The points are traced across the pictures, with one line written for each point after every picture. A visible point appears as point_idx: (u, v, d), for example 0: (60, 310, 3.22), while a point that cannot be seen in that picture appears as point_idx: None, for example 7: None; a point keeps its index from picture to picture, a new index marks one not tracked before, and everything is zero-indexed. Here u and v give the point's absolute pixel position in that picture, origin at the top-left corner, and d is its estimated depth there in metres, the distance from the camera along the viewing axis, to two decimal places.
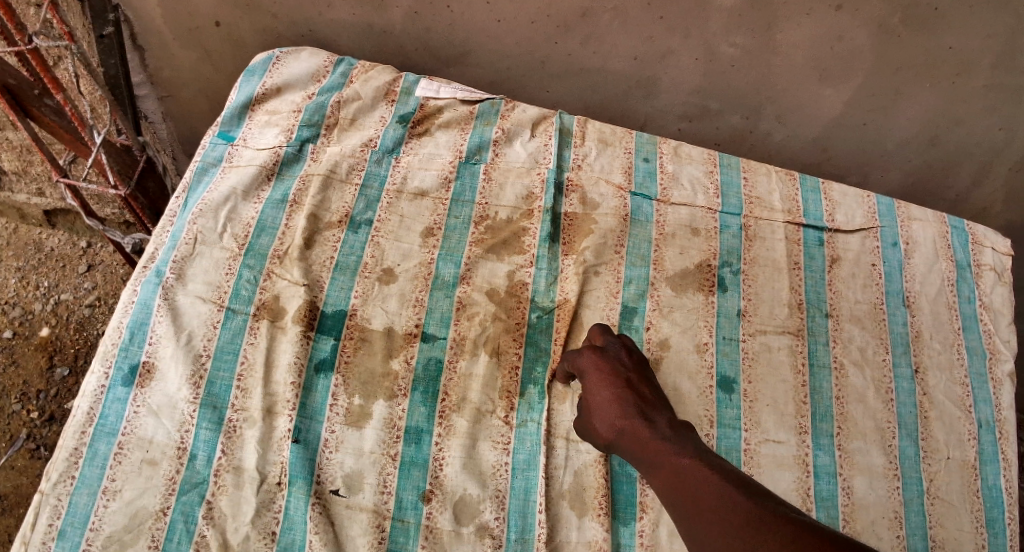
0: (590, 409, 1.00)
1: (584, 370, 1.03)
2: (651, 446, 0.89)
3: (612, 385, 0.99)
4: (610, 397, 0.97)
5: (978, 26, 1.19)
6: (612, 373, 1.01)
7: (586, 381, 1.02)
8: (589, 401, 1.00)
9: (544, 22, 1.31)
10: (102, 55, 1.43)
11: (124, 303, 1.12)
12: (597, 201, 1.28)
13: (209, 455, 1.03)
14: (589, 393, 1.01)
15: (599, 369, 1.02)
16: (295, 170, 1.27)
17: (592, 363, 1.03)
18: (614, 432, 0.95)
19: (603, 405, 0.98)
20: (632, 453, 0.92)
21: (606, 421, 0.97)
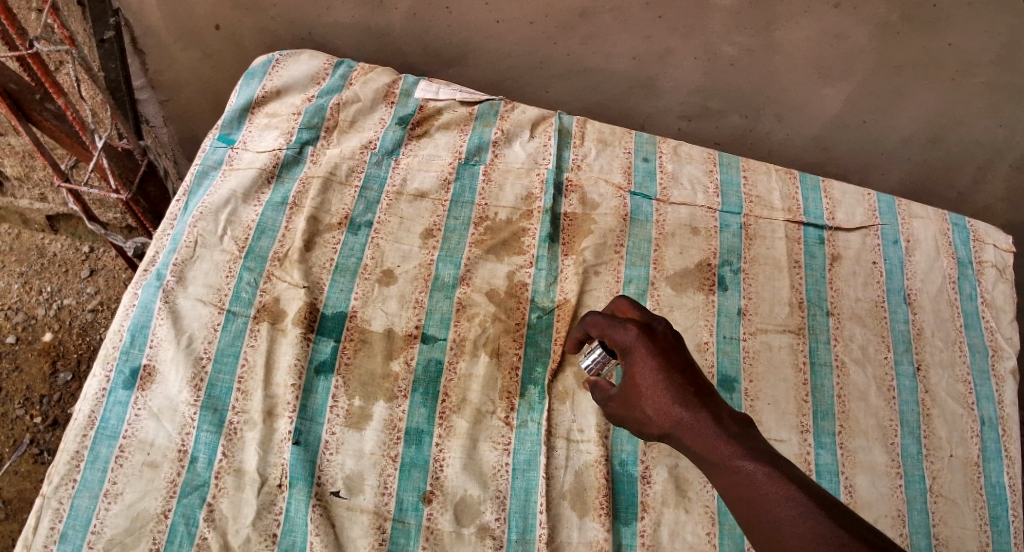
0: (633, 394, 0.80)
1: (626, 348, 0.82)
2: (710, 444, 0.72)
3: (661, 367, 0.79)
4: (660, 381, 0.78)
5: (978, 23, 1.18)
6: (663, 352, 0.80)
7: (627, 362, 0.82)
8: (632, 386, 0.80)
9: (542, 22, 1.31)
10: (103, 59, 1.44)
11: (125, 306, 1.12)
12: (597, 201, 1.29)
13: (210, 458, 1.03)
14: (633, 376, 0.80)
15: (648, 345, 0.81)
16: (295, 172, 1.27)
17: (638, 340, 0.82)
18: (665, 425, 0.76)
19: (649, 391, 0.78)
20: (687, 450, 0.75)
21: (654, 410, 0.77)
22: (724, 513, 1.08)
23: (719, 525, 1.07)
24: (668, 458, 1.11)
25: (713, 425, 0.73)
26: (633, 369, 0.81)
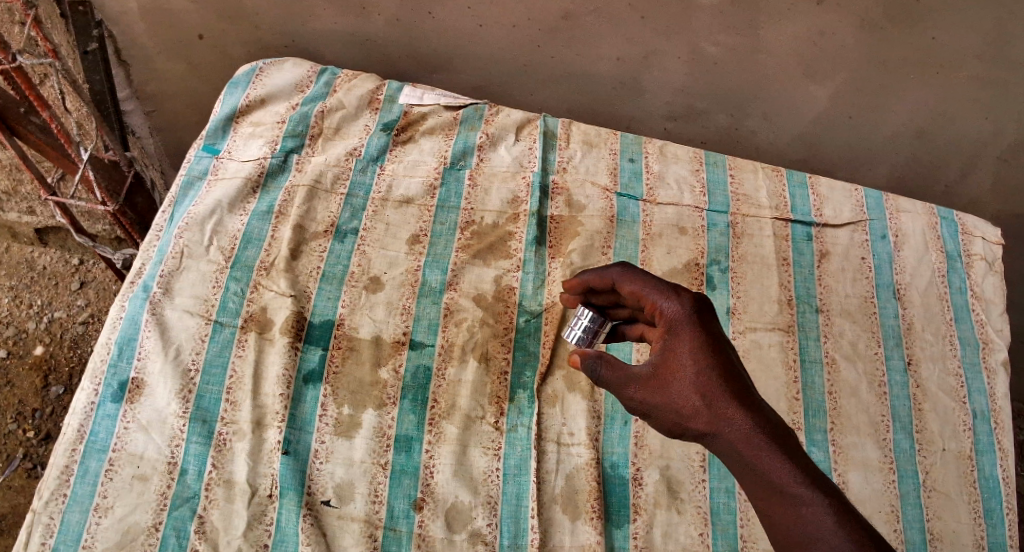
0: (674, 377, 0.69)
1: (673, 321, 0.73)
2: (765, 461, 0.64)
3: (712, 354, 0.69)
4: (715, 370, 0.68)
5: (962, 16, 1.18)
6: (716, 339, 0.71)
7: (673, 339, 0.72)
8: (675, 367, 0.69)
9: (526, 25, 1.31)
10: (87, 72, 1.43)
11: (112, 318, 1.12)
12: (583, 203, 1.28)
13: (200, 469, 1.02)
14: (679, 357, 0.70)
15: (700, 325, 0.71)
16: (280, 181, 1.27)
17: (691, 316, 0.72)
18: (711, 423, 0.66)
19: (701, 379, 0.68)
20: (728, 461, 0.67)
21: (701, 401, 0.67)
22: (717, 513, 1.08)
23: (712, 524, 1.07)
24: (660, 459, 1.10)
25: (766, 439, 0.65)
26: (677, 346, 0.71)
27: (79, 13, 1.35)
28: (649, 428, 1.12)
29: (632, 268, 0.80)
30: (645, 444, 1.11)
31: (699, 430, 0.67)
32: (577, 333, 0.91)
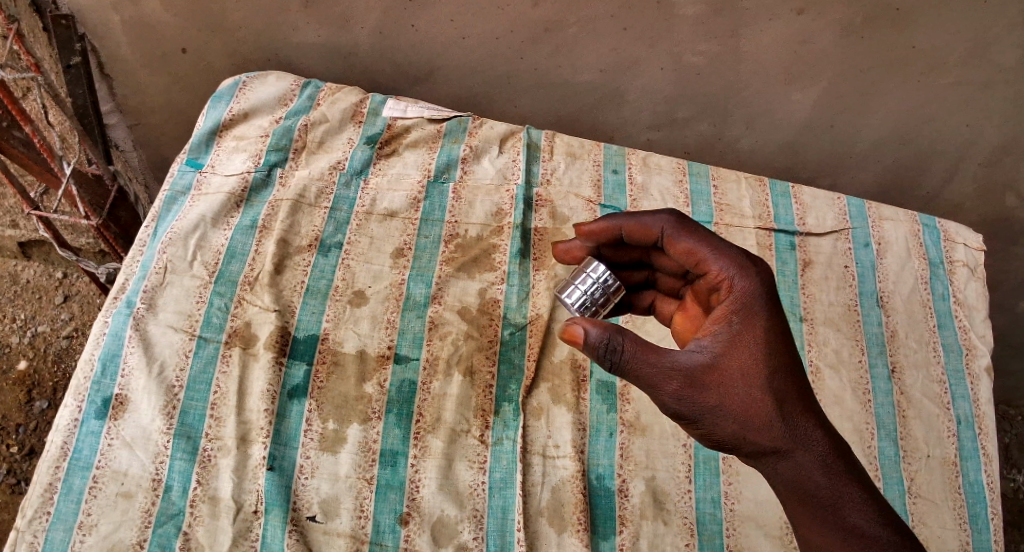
0: (741, 379, 0.76)
1: (740, 305, 0.79)
2: (823, 485, 0.75)
3: (779, 360, 0.77)
4: (785, 384, 0.77)
5: (942, 25, 1.19)
6: (779, 336, 0.78)
7: (742, 329, 0.78)
8: (743, 366, 0.76)
9: (509, 37, 1.31)
10: (69, 85, 1.42)
11: (95, 334, 1.11)
12: (567, 215, 1.29)
13: (184, 486, 1.01)
14: (748, 358, 0.76)
15: (767, 320, 0.78)
16: (264, 195, 1.27)
17: (761, 303, 0.79)
18: (775, 440, 0.76)
19: (772, 392, 0.76)
20: (782, 475, 0.77)
21: (769, 416, 0.75)
22: (703, 524, 1.08)
23: (699, 535, 1.07)
24: (645, 470, 1.10)
25: (827, 458, 0.76)
26: (745, 339, 0.77)
27: (62, 26, 1.34)
28: (635, 439, 1.12)
29: (690, 220, 0.89)
30: (630, 456, 1.11)
31: (757, 441, 0.76)
32: (577, 294, 0.99)
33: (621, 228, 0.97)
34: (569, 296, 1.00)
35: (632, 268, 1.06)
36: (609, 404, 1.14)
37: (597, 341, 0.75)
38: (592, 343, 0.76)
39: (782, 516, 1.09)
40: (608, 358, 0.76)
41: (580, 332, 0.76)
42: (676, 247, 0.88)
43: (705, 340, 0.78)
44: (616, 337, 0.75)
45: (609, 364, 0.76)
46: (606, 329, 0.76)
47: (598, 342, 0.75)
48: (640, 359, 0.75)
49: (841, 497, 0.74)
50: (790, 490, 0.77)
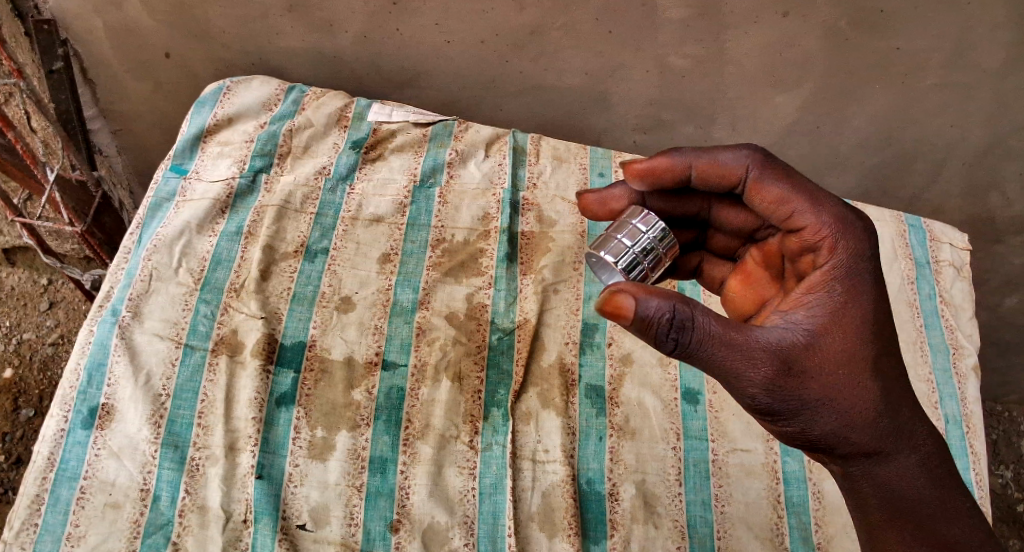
0: (838, 365, 0.74)
1: (844, 275, 0.78)
2: (918, 486, 0.79)
3: (879, 345, 0.76)
4: (887, 378, 0.77)
5: (926, 27, 1.19)
6: (880, 320, 0.77)
7: (843, 306, 0.76)
8: (839, 351, 0.74)
9: (494, 41, 1.31)
10: (52, 91, 1.39)
11: (80, 344, 1.10)
12: (554, 219, 1.30)
13: (173, 496, 1.01)
14: (848, 341, 0.75)
15: (862, 297, 0.77)
16: (249, 202, 1.26)
17: (862, 277, 0.78)
18: (873, 440, 0.77)
19: (872, 385, 0.75)
20: (877, 477, 0.79)
21: (871, 412, 0.76)
22: (694, 526, 1.07)
23: (690, 538, 1.07)
24: (636, 474, 1.10)
25: (920, 465, 0.80)
26: (840, 316, 0.75)
27: (44, 31, 1.31)
28: (624, 443, 1.12)
29: (779, 161, 0.85)
30: (620, 459, 1.11)
31: (853, 438, 0.76)
32: (625, 246, 0.86)
33: (691, 168, 0.89)
34: (612, 247, 0.86)
35: (682, 219, 1.00)
36: (599, 407, 1.14)
37: (657, 316, 0.69)
38: (658, 320, 0.69)
39: (772, 518, 1.09)
40: (670, 339, 0.69)
41: (627, 303, 0.69)
42: (765, 192, 0.85)
43: (798, 317, 0.76)
44: (683, 312, 0.69)
45: (672, 345, 0.70)
46: (673, 301, 0.69)
47: (664, 318, 0.69)
48: (715, 339, 0.70)
49: (933, 501, 0.79)
50: (880, 493, 0.79)
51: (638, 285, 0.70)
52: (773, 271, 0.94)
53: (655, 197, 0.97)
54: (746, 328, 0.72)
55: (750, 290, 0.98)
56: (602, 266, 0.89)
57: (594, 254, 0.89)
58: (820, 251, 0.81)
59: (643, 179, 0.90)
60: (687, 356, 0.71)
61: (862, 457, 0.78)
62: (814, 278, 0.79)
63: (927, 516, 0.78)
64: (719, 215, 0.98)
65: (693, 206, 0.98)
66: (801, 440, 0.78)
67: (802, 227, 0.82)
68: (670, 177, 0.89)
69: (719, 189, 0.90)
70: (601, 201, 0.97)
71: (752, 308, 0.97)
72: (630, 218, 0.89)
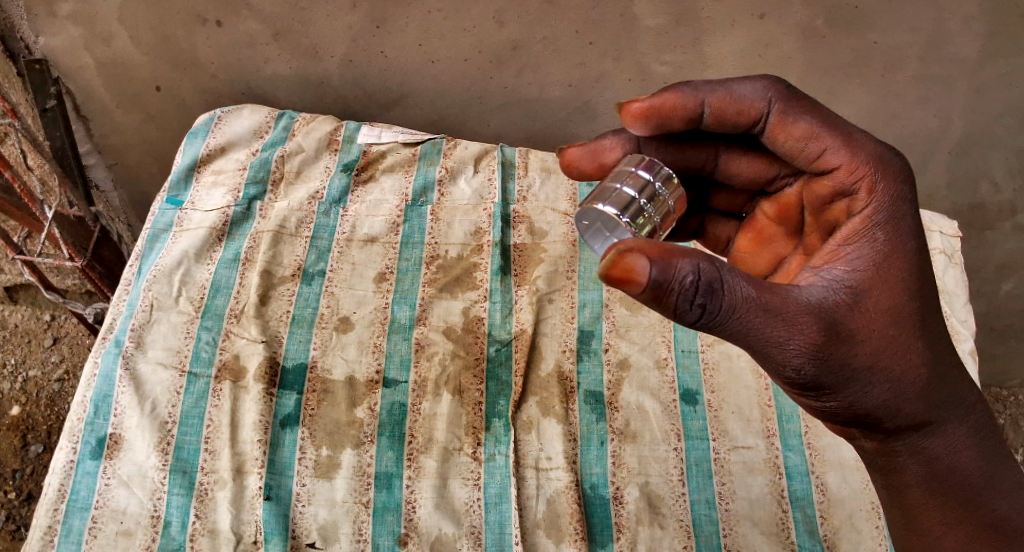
0: (877, 325, 0.72)
1: (884, 219, 0.76)
2: (963, 457, 0.81)
3: (919, 302, 0.75)
4: (929, 339, 0.76)
5: (902, 19, 1.17)
6: (920, 277, 0.75)
7: (884, 257, 0.74)
8: (878, 307, 0.72)
9: (476, 58, 1.34)
10: (46, 129, 1.44)
11: (86, 377, 1.12)
12: (545, 229, 1.33)
13: (184, 520, 1.02)
14: (888, 296, 0.73)
15: (904, 251, 0.75)
16: (245, 228, 1.28)
17: (904, 222, 0.76)
18: (916, 409, 0.77)
19: (913, 347, 0.74)
20: (923, 452, 0.80)
21: (915, 379, 0.75)
22: (699, 525, 1.09)
23: (695, 537, 1.08)
24: (638, 476, 1.11)
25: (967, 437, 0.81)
26: (883, 275, 0.73)
27: (36, 70, 1.36)
28: (626, 446, 1.14)
29: (801, 91, 0.80)
30: (623, 462, 1.12)
31: (899, 408, 0.76)
32: (629, 194, 0.75)
33: (704, 104, 0.81)
34: (614, 198, 0.74)
35: (685, 170, 0.94)
36: (598, 413, 1.16)
37: (682, 279, 0.63)
38: (681, 285, 0.63)
39: (776, 513, 1.10)
40: (696, 306, 0.65)
41: (640, 266, 0.63)
42: (791, 128, 0.80)
43: (837, 273, 0.74)
44: (708, 274, 0.64)
45: (697, 312, 0.65)
46: (698, 262, 0.64)
47: (689, 281, 0.63)
48: (745, 302, 0.66)
49: (976, 468, 0.81)
50: (924, 468, 0.81)
51: (654, 245, 0.64)
52: (789, 227, 0.93)
53: (654, 145, 0.90)
54: (784, 290, 0.69)
55: (762, 251, 0.97)
56: (593, 234, 0.75)
57: (586, 217, 0.75)
58: (857, 194, 0.78)
59: (647, 120, 0.82)
60: (714, 323, 0.67)
61: (905, 429, 0.79)
62: (854, 225, 0.77)
63: (971, 489, 0.81)
64: (724, 167, 0.93)
65: (697, 155, 0.91)
66: (836, 410, 0.77)
67: (835, 167, 0.79)
68: (679, 116, 0.81)
69: (735, 127, 0.83)
70: (591, 153, 0.89)
71: (767, 267, 0.96)
72: (632, 165, 0.79)
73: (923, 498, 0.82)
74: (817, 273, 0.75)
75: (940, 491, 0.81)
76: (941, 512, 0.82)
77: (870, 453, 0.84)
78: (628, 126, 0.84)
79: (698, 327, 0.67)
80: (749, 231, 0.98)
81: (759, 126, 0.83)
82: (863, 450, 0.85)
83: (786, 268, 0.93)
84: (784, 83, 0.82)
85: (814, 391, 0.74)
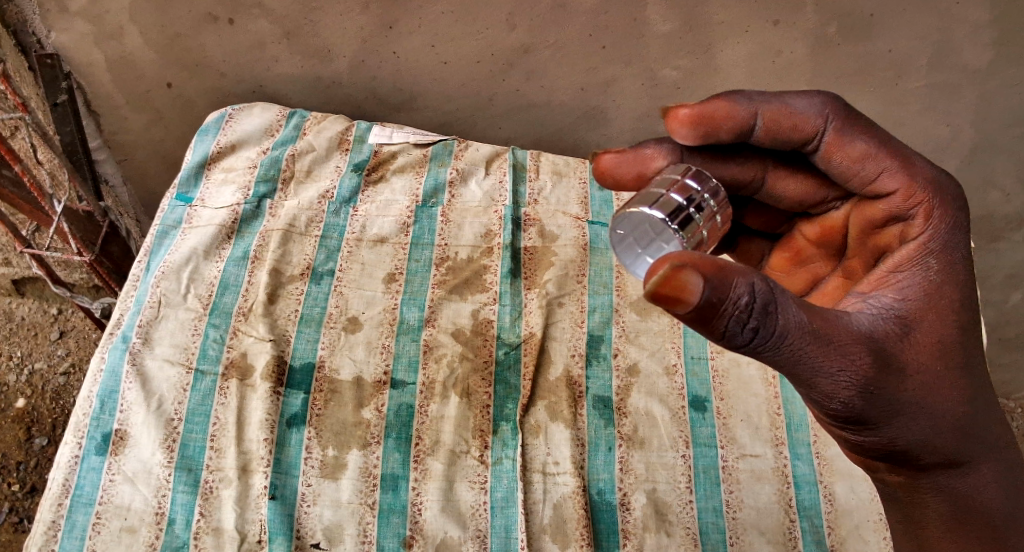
0: (925, 357, 0.73)
1: (938, 246, 0.76)
2: (987, 496, 0.79)
3: (969, 334, 0.75)
4: (973, 374, 0.76)
5: (916, 27, 1.16)
6: (968, 310, 0.76)
7: (936, 287, 0.75)
8: (927, 340, 0.73)
9: (487, 61, 1.33)
10: (57, 123, 1.42)
11: (93, 371, 1.11)
12: (556, 232, 1.32)
13: (188, 518, 1.02)
14: (937, 328, 0.74)
15: (956, 284, 0.75)
16: (255, 226, 1.28)
17: (956, 253, 0.77)
18: (956, 445, 0.77)
19: (957, 383, 0.75)
20: (945, 485, 0.80)
21: (957, 415, 0.75)
22: (706, 533, 1.08)
23: (702, 544, 1.07)
24: (645, 483, 1.11)
25: (993, 478, 0.80)
26: (933, 306, 0.74)
27: (47, 65, 1.34)
28: (633, 453, 1.13)
29: (858, 112, 0.79)
30: (630, 469, 1.12)
31: (936, 446, 0.76)
32: (677, 200, 0.71)
33: (757, 115, 0.79)
34: (660, 203, 0.71)
35: (730, 185, 0.89)
36: (606, 418, 1.15)
37: (737, 300, 0.61)
38: (735, 306, 0.61)
39: (784, 522, 1.09)
40: (748, 329, 0.63)
41: (694, 284, 0.59)
42: (847, 147, 0.79)
43: (888, 300, 0.75)
44: (764, 296, 0.62)
45: (749, 335, 0.63)
46: (752, 282, 0.62)
47: (744, 302, 0.61)
48: (799, 327, 0.65)
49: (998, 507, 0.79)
50: (942, 501, 0.80)
51: (706, 261, 0.61)
52: (830, 249, 0.91)
53: (698, 156, 0.86)
54: (837, 320, 0.69)
55: (800, 270, 0.95)
56: (626, 247, 0.74)
57: (622, 226, 0.74)
58: (912, 219, 0.78)
59: (693, 127, 0.79)
60: (763, 347, 0.65)
61: (935, 466, 0.79)
62: (908, 251, 0.77)
63: (990, 522, 0.79)
64: (771, 186, 0.89)
65: (744, 169, 0.87)
66: (875, 444, 0.77)
67: (891, 191, 0.79)
68: (730, 125, 0.78)
69: (786, 143, 0.81)
70: (630, 161, 0.84)
71: (802, 288, 0.94)
72: (678, 175, 0.76)
73: (940, 533, 0.81)
74: (866, 300, 0.75)
75: (960, 526, 0.80)
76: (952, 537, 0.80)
77: (891, 486, 0.85)
78: (673, 133, 0.80)
79: (746, 350, 0.65)
80: (786, 250, 0.96)
81: (812, 144, 0.81)
82: (884, 482, 0.86)
83: (823, 288, 0.91)
84: (841, 101, 0.80)
85: (856, 423, 0.74)
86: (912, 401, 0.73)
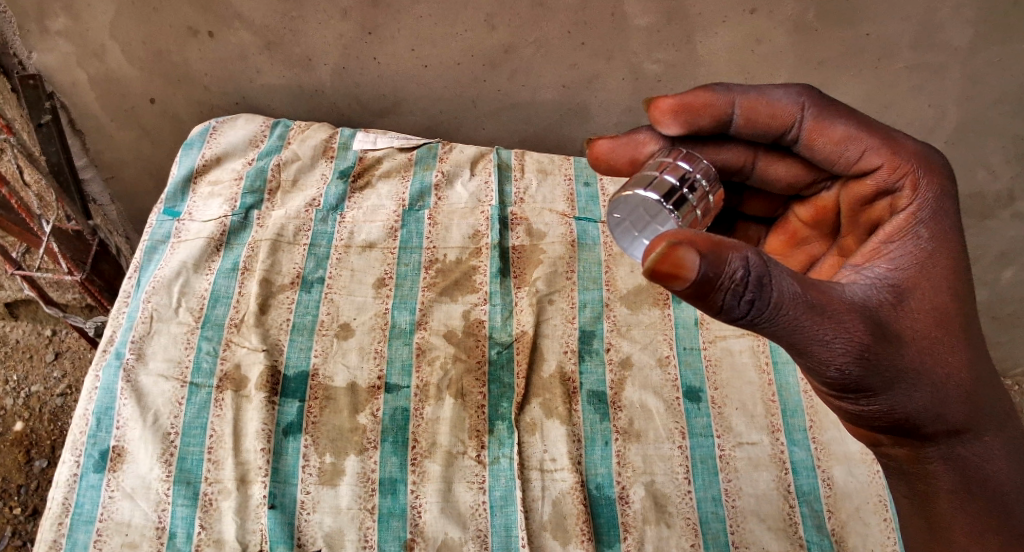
0: (920, 325, 0.73)
1: (929, 215, 0.77)
2: (996, 468, 0.81)
3: (965, 301, 0.76)
4: (971, 340, 0.77)
5: (894, 10, 1.17)
6: (960, 277, 0.76)
7: (927, 255, 0.76)
8: (920, 307, 0.74)
9: (469, 62, 1.34)
10: (42, 144, 1.43)
11: (87, 390, 1.11)
12: (543, 231, 1.33)
13: (189, 531, 1.02)
14: (930, 295, 0.74)
15: (946, 251, 0.76)
16: (243, 237, 1.29)
17: (946, 221, 0.78)
18: (957, 415, 0.77)
19: (954, 349, 0.75)
20: (956, 458, 0.80)
21: (957, 381, 0.76)
22: (706, 523, 1.08)
23: (703, 535, 1.07)
24: (644, 475, 1.11)
25: (1002, 449, 0.81)
26: (926, 274, 0.75)
27: (30, 86, 1.35)
28: (630, 446, 1.13)
29: (834, 97, 0.80)
30: (628, 462, 1.12)
31: (937, 413, 0.77)
32: (671, 181, 0.72)
33: (734, 104, 0.80)
34: (655, 184, 0.72)
35: (721, 171, 0.89)
36: (601, 413, 1.16)
37: (731, 274, 0.62)
38: (731, 280, 0.62)
39: (783, 508, 1.10)
40: (745, 302, 0.63)
41: (690, 260, 0.60)
42: (828, 130, 0.80)
43: (881, 270, 0.75)
44: (757, 269, 0.63)
45: (745, 308, 0.64)
46: (745, 256, 0.62)
47: (739, 277, 0.62)
48: (792, 298, 0.65)
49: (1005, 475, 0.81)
50: (954, 475, 0.81)
51: (701, 238, 0.61)
52: (825, 229, 0.90)
53: (686, 144, 0.86)
54: (831, 291, 0.69)
55: (796, 251, 0.93)
56: (625, 230, 0.73)
57: (619, 209, 0.74)
58: (900, 191, 0.79)
59: (677, 116, 0.80)
60: (760, 319, 0.65)
61: (941, 436, 0.79)
62: (898, 221, 0.78)
63: (999, 494, 0.80)
64: (761, 170, 0.88)
65: (731, 156, 0.87)
66: (876, 415, 0.77)
67: (876, 167, 0.79)
68: (709, 114, 0.80)
69: (766, 132, 0.82)
70: (624, 146, 0.84)
71: (800, 268, 0.93)
72: (669, 158, 0.77)
73: (952, 505, 0.82)
74: (860, 271, 0.76)
75: (969, 495, 0.81)
76: (965, 508, 0.81)
77: (898, 460, 0.85)
78: (658, 123, 0.81)
79: (743, 323, 0.66)
80: (782, 232, 0.94)
81: (792, 133, 0.81)
82: (892, 459, 0.86)
83: (819, 267, 0.91)
84: (815, 90, 0.82)
85: (855, 393, 0.75)
86: (909, 367, 0.73)
